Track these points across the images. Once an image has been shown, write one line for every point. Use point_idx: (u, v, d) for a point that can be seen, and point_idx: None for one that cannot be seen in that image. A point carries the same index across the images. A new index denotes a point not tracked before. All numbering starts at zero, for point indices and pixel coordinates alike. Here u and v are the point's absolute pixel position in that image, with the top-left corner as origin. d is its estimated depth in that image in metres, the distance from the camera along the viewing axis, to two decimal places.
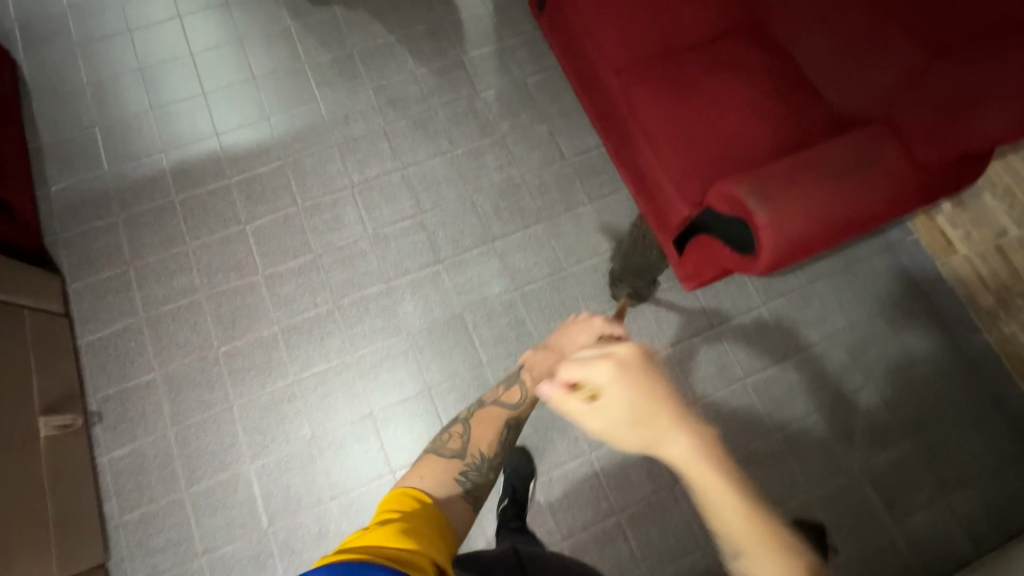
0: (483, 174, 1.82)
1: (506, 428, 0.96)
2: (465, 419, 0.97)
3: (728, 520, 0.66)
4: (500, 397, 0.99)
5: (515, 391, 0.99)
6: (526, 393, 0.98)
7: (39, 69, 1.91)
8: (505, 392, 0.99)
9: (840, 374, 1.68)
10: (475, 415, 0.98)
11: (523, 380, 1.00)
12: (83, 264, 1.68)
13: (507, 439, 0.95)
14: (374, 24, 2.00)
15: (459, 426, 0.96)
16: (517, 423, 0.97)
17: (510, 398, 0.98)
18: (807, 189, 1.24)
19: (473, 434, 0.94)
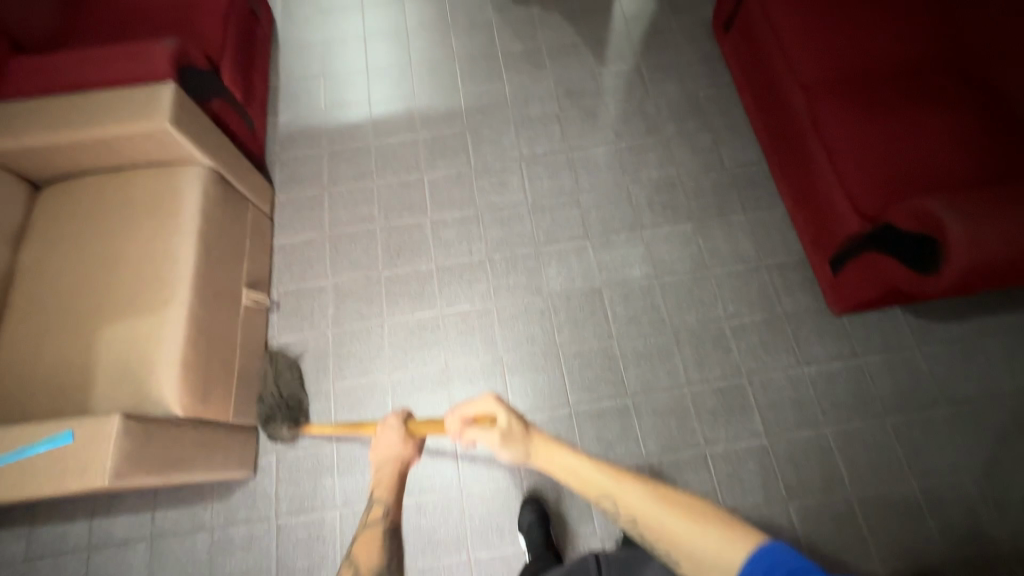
0: (642, 168, 1.92)
1: (385, 541, 1.11)
2: (347, 553, 1.09)
3: (599, 478, 0.92)
4: (367, 519, 1.15)
5: (377, 508, 1.16)
6: (388, 504, 1.16)
7: (289, 27, 2.32)
8: (370, 513, 1.16)
9: (998, 438, 1.54)
10: (359, 540, 1.12)
11: (381, 500, 1.17)
12: (290, 181, 1.99)
13: (391, 550, 1.10)
14: (565, 25, 2.21)
15: (342, 562, 1.08)
16: (396, 526, 1.15)
17: (376, 512, 1.15)
18: (1014, 211, 1.19)
19: (359, 558, 1.07)
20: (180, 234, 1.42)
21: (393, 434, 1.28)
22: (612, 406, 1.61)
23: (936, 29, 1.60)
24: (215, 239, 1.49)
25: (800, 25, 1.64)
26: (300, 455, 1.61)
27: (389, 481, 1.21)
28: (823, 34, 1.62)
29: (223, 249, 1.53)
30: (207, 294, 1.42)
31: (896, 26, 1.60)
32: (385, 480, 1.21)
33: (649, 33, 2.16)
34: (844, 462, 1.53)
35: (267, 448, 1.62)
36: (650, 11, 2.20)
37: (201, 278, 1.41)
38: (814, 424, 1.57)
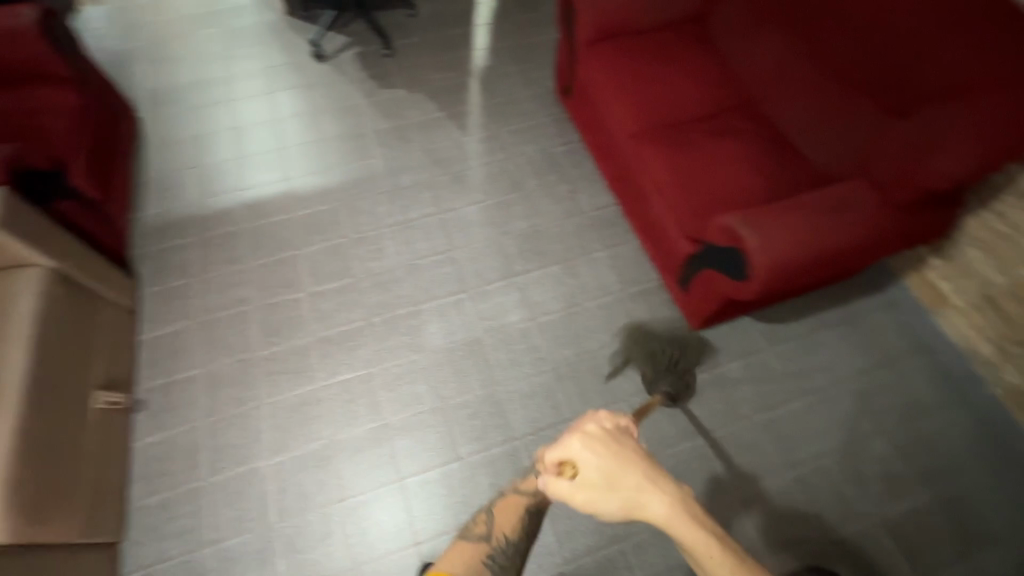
0: (510, 221, 2.07)
1: (527, 513, 0.92)
2: (488, 506, 0.92)
3: None
4: (520, 481, 0.96)
5: (532, 474, 0.96)
6: (544, 479, 0.96)
7: (155, 125, 2.34)
8: (523, 479, 0.97)
9: (847, 420, 1.70)
10: (493, 506, 0.94)
11: None
12: (157, 274, 1.93)
13: (528, 525, 0.91)
14: (429, 103, 2.41)
15: (481, 514, 0.92)
16: (536, 508, 0.94)
17: (529, 483, 0.96)
18: (792, 222, 1.43)
19: (498, 521, 0.90)
20: (10, 341, 1.33)
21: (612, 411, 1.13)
22: (504, 452, 1.63)
23: (722, 81, 1.92)
24: (54, 341, 1.40)
25: (616, 87, 1.91)
26: (170, 566, 1.46)
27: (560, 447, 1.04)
28: (636, 92, 1.88)
29: (67, 351, 1.44)
30: (42, 401, 1.31)
31: (691, 81, 1.91)
32: (554, 448, 1.04)
33: (504, 104, 2.41)
34: (722, 466, 1.63)
35: (131, 565, 1.46)
36: (503, 85, 2.46)
37: (35, 385, 1.31)
38: (691, 435, 1.67)
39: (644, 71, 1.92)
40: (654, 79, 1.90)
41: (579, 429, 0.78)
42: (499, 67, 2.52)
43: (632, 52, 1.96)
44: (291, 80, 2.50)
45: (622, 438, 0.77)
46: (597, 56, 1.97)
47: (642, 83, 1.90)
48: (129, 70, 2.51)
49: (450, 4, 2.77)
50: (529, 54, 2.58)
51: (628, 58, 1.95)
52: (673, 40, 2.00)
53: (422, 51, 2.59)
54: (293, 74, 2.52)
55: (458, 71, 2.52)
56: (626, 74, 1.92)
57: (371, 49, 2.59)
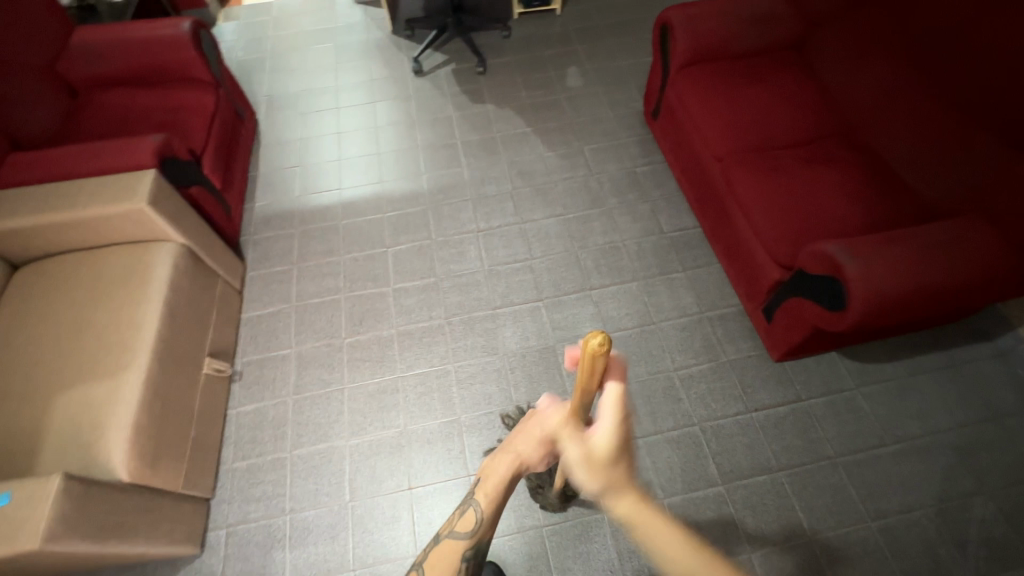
0: (589, 235, 2.10)
1: (462, 564, 0.86)
2: (413, 572, 0.87)
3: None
4: (452, 529, 0.88)
5: (469, 515, 0.86)
6: (480, 519, 0.85)
7: (270, 126, 2.59)
8: (459, 521, 0.88)
9: (945, 474, 1.57)
10: (424, 567, 0.88)
11: (475, 504, 0.87)
12: (261, 258, 2.11)
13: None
14: (516, 118, 2.51)
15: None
16: (475, 551, 0.87)
17: (464, 527, 0.87)
18: (896, 255, 1.36)
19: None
20: (146, 304, 1.50)
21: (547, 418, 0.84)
22: None
23: (820, 107, 1.88)
24: (179, 308, 1.57)
25: (707, 110, 1.91)
26: (252, 528, 1.56)
27: (494, 488, 0.85)
28: (729, 116, 1.88)
29: (187, 318, 1.60)
30: (166, 360, 1.47)
31: (787, 106, 1.88)
32: (487, 489, 0.85)
33: (589, 122, 2.46)
34: (799, 505, 1.55)
35: (218, 521, 1.58)
36: (589, 105, 2.53)
37: (162, 345, 1.47)
38: (766, 467, 1.60)
39: (737, 95, 1.91)
40: (748, 103, 1.89)
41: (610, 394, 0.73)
42: (587, 88, 2.59)
43: (725, 76, 1.97)
44: (391, 91, 2.69)
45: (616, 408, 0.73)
46: (689, 79, 1.99)
47: (735, 107, 1.89)
48: (252, 78, 2.79)
49: (543, 27, 2.89)
50: (617, 77, 2.63)
51: (721, 82, 1.96)
52: (768, 65, 1.99)
53: (514, 70, 2.71)
54: (393, 86, 2.70)
55: (546, 90, 2.62)
56: (718, 96, 1.92)
57: (465, 66, 2.75)
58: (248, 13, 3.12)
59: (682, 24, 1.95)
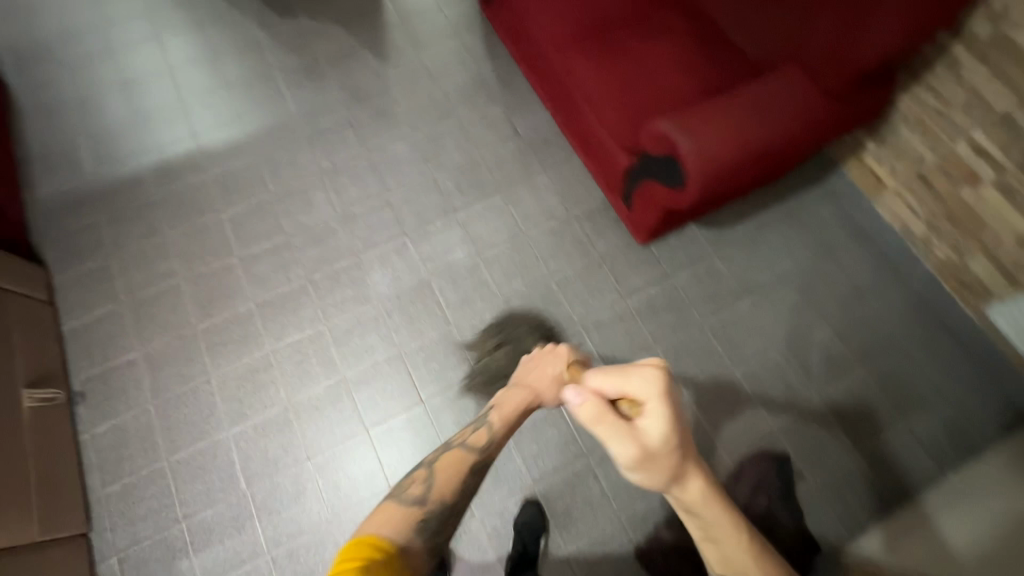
0: (443, 153, 1.95)
1: (470, 473, 0.95)
2: (429, 464, 0.95)
3: (711, 521, 0.81)
4: (467, 439, 0.99)
5: (482, 432, 0.99)
6: (492, 434, 0.98)
7: (28, 88, 2.05)
8: (472, 435, 0.99)
9: (792, 312, 1.76)
10: (435, 465, 0.95)
11: (490, 423, 1.00)
12: (68, 257, 1.77)
13: (469, 485, 0.95)
14: (338, 30, 2.17)
15: (420, 471, 0.95)
16: (483, 465, 0.96)
17: (477, 439, 0.98)
18: (722, 122, 1.38)
19: (438, 479, 0.92)
20: None
21: (557, 363, 1.08)
22: (464, 389, 1.64)
23: None
24: None
25: None
26: (146, 547, 1.46)
27: (509, 412, 1.02)
28: None
29: None
30: None
31: None
32: (504, 413, 1.01)
33: (424, 23, 2.20)
34: (677, 371, 1.69)
35: (105, 551, 1.45)
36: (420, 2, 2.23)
37: None
38: (646, 347, 1.71)
39: None
40: None
41: (648, 384, 0.81)
42: None
43: None
44: (178, 18, 2.20)
45: (661, 384, 0.81)
46: None
47: None
48: None
49: None
50: None
51: None
52: None
53: None
54: (179, 12, 2.21)
55: None
56: None
57: None
58: None
59: None
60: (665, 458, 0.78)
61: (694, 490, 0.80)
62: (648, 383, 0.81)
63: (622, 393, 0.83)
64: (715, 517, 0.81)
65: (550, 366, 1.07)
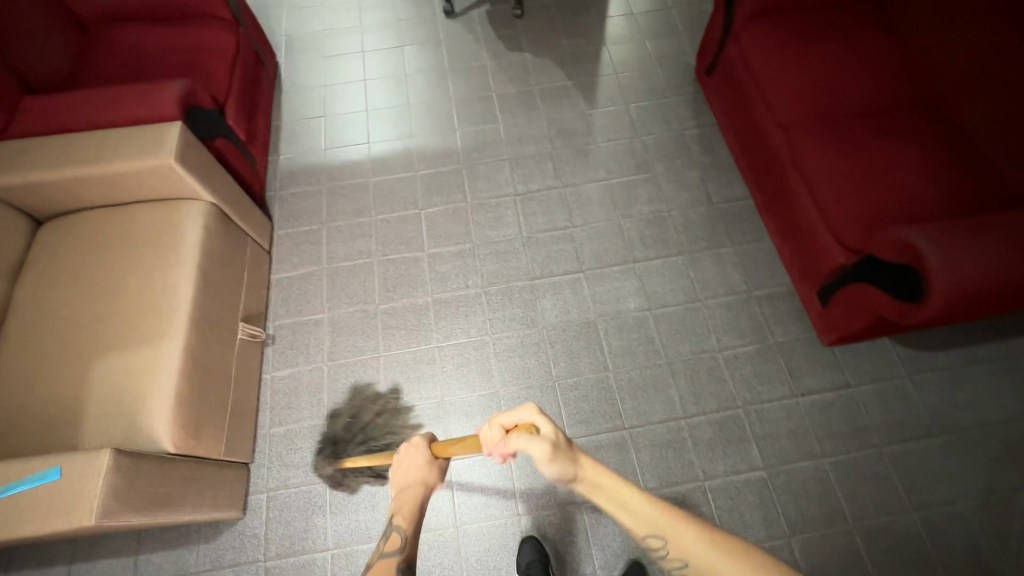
0: (633, 203, 1.98)
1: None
2: None
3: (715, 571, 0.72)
4: (383, 550, 1.03)
5: (395, 536, 1.03)
6: (404, 537, 1.03)
7: (290, 69, 2.40)
8: (386, 543, 1.04)
9: (993, 466, 1.55)
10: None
11: (399, 527, 1.04)
12: (288, 217, 2.01)
13: None
14: (557, 70, 2.33)
15: None
16: (407, 564, 1.01)
17: (391, 545, 1.02)
18: (982, 242, 1.27)
19: None
20: (180, 267, 1.43)
21: (419, 453, 1.13)
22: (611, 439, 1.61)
23: (902, 72, 1.70)
24: (212, 272, 1.51)
25: (777, 70, 1.74)
26: (292, 494, 1.57)
27: (409, 510, 1.07)
28: (800, 78, 1.71)
29: (220, 282, 1.54)
30: (202, 325, 1.42)
31: (866, 71, 1.71)
32: (403, 513, 1.07)
33: (637, 80, 2.30)
34: (843, 492, 1.54)
35: (258, 485, 1.58)
36: (636, 61, 2.35)
37: (198, 311, 1.41)
38: (811, 454, 1.58)
39: (812, 55, 1.74)
40: (824, 65, 1.72)
41: (528, 412, 0.92)
42: (634, 41, 2.40)
43: (798, 33, 1.78)
44: (420, 34, 2.48)
45: (547, 421, 0.89)
46: (757, 35, 1.81)
47: (808, 69, 1.72)
48: (270, 13, 2.57)
49: None
50: (666, 28, 2.43)
51: (793, 40, 1.77)
52: (847, 22, 1.79)
53: (553, 15, 2.49)
54: (423, 30, 2.50)
55: (589, 39, 2.41)
56: (790, 57, 1.75)
57: (502, 8, 2.52)
58: None
59: None
60: (560, 454, 0.84)
61: (691, 542, 0.76)
62: (527, 411, 0.91)
63: (521, 421, 0.91)
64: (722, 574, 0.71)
65: (407, 460, 1.13)
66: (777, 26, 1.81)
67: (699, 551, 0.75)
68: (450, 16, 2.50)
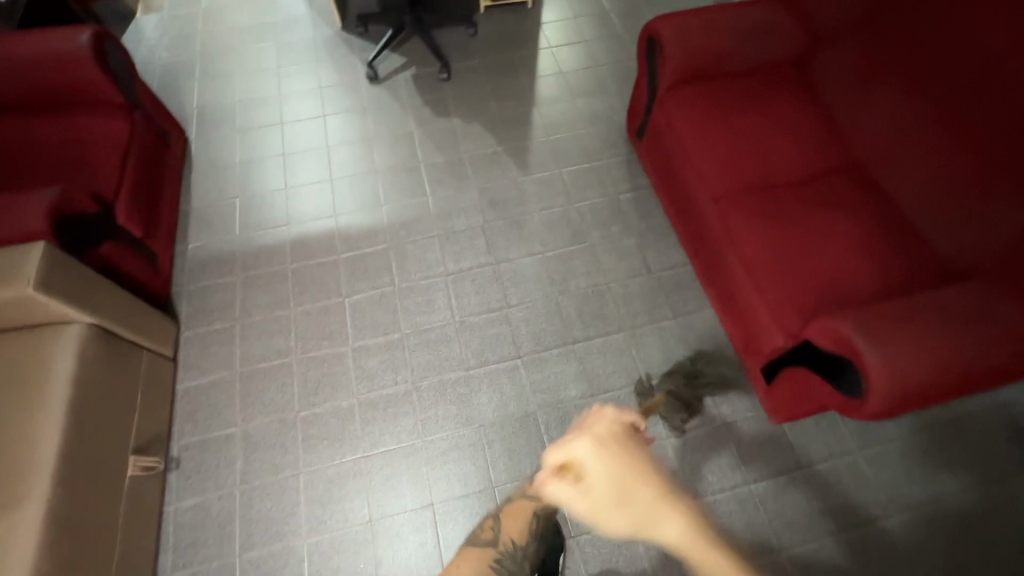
0: (570, 277, 1.90)
1: (535, 519, 0.97)
2: (495, 512, 0.99)
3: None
4: (526, 490, 1.00)
5: None
6: None
7: (201, 145, 2.23)
8: (531, 487, 1.01)
9: (952, 545, 1.48)
10: (503, 512, 0.99)
11: None
12: (197, 315, 1.83)
13: (537, 528, 0.97)
14: (486, 135, 2.24)
15: (488, 519, 0.98)
16: (547, 513, 0.99)
17: (536, 487, 1.00)
18: (915, 333, 1.22)
19: (505, 527, 0.96)
20: (46, 409, 1.25)
21: None
22: None
23: (825, 139, 1.68)
24: (89, 407, 1.32)
25: (702, 141, 1.71)
26: None
27: None
28: (725, 150, 1.68)
29: (101, 415, 1.36)
30: (74, 475, 1.23)
31: (789, 139, 1.68)
32: None
33: (569, 143, 2.24)
34: None
35: None
36: (567, 123, 2.30)
37: (68, 460, 1.22)
38: (766, 546, 1.49)
39: (735, 124, 1.71)
40: (748, 134, 1.69)
41: (608, 420, 0.77)
42: (564, 102, 2.36)
43: (721, 101, 1.75)
44: (344, 101, 2.36)
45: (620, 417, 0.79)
46: (680, 104, 1.78)
47: (732, 139, 1.69)
48: (178, 83, 2.41)
49: (512, 24, 2.61)
50: (594, 87, 2.40)
51: (716, 109, 1.74)
52: (769, 88, 1.77)
53: (481, 77, 2.42)
54: (347, 95, 2.38)
55: (518, 101, 2.35)
56: (714, 127, 1.71)
57: (427, 72, 2.45)
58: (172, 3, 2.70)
59: (672, 40, 1.73)
60: (616, 454, 0.70)
61: (674, 532, 0.64)
62: (582, 444, 0.71)
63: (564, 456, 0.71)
64: (718, 571, 0.62)
65: None
66: (699, 94, 1.78)
67: (689, 543, 0.64)
68: (372, 80, 2.39)
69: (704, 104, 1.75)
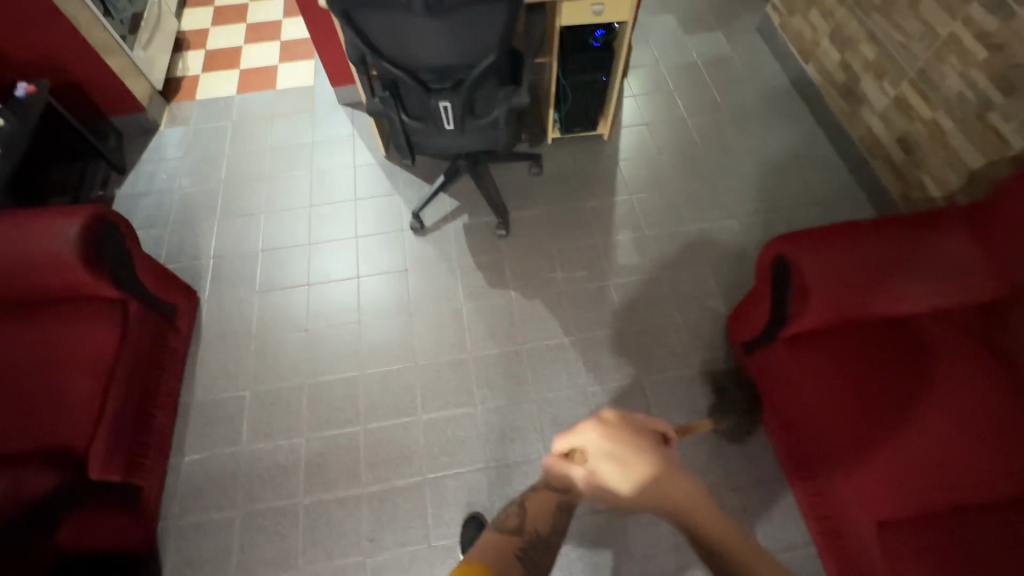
0: (654, 550, 1.48)
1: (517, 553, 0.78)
2: (519, 503, 0.90)
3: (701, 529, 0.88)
4: (547, 485, 0.93)
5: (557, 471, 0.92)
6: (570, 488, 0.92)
7: (214, 309, 1.90)
8: (552, 476, 0.94)
9: None
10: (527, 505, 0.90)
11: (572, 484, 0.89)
12: (184, 569, 1.47)
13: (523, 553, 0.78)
14: (550, 319, 1.85)
15: (512, 509, 0.89)
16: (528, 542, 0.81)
17: (557, 480, 0.93)
18: None
19: (529, 513, 0.87)
20: None
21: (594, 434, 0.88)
22: None
23: None
24: None
25: (842, 412, 1.31)
26: None
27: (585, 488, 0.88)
28: (880, 430, 1.27)
29: None
30: None
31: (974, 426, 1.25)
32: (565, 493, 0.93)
33: (652, 335, 1.81)
34: None
35: None
36: (653, 305, 1.87)
37: None
38: None
39: (891, 394, 1.30)
40: (911, 411, 1.28)
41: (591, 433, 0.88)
42: (647, 274, 1.94)
43: (867, 354, 1.36)
44: (383, 256, 2.00)
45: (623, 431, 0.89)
46: (813, 348, 1.39)
47: (886, 415, 1.28)
48: (196, 222, 2.09)
49: (584, 161, 2.20)
50: (684, 256, 1.98)
51: (861, 365, 1.35)
52: (939, 341, 1.35)
53: (546, 233, 2.04)
54: (388, 249, 2.02)
55: (591, 271, 1.95)
56: (861, 393, 1.32)
57: (482, 223, 2.06)
58: (200, 114, 2.41)
59: (817, 284, 1.34)
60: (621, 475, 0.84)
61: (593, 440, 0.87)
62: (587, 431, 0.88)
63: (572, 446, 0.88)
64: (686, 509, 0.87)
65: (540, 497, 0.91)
66: (837, 338, 1.39)
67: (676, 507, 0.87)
68: (419, 231, 2.03)
69: (844, 356, 1.36)
